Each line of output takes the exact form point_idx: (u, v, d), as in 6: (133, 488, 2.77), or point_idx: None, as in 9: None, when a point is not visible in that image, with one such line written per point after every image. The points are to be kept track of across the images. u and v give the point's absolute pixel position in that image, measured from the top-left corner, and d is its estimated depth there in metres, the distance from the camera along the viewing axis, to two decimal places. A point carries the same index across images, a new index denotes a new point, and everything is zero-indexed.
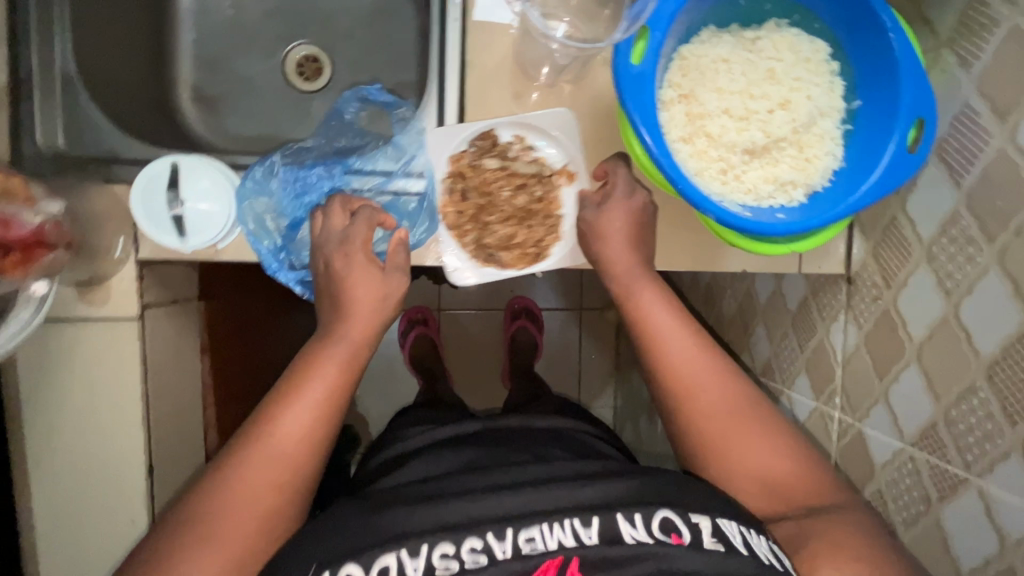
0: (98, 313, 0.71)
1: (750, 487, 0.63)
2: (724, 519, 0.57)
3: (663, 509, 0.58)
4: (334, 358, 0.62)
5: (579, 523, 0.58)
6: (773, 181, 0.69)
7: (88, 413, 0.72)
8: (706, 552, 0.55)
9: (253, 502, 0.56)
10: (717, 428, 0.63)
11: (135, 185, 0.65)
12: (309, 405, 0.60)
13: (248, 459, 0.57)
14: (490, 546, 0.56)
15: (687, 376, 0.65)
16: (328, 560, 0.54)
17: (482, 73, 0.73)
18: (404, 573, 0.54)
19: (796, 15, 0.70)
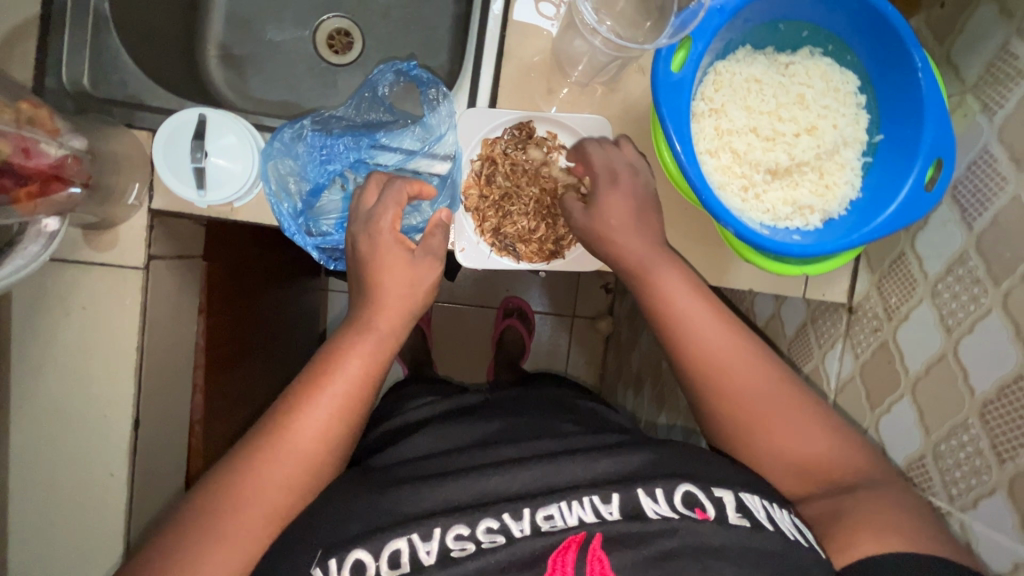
0: (102, 257, 0.69)
1: (777, 459, 0.63)
2: (747, 494, 0.59)
3: (686, 484, 0.59)
4: (359, 350, 0.61)
5: (598, 499, 0.59)
6: (792, 203, 0.71)
7: (81, 357, 0.71)
8: (731, 526, 0.56)
9: (266, 496, 0.55)
10: (760, 408, 0.63)
11: (159, 134, 0.64)
12: (328, 402, 0.58)
13: (263, 456, 0.56)
14: (507, 526, 0.57)
15: (713, 360, 0.64)
16: (334, 546, 0.55)
17: (519, 65, 0.74)
18: (417, 556, 0.55)
19: (829, 46, 0.72)
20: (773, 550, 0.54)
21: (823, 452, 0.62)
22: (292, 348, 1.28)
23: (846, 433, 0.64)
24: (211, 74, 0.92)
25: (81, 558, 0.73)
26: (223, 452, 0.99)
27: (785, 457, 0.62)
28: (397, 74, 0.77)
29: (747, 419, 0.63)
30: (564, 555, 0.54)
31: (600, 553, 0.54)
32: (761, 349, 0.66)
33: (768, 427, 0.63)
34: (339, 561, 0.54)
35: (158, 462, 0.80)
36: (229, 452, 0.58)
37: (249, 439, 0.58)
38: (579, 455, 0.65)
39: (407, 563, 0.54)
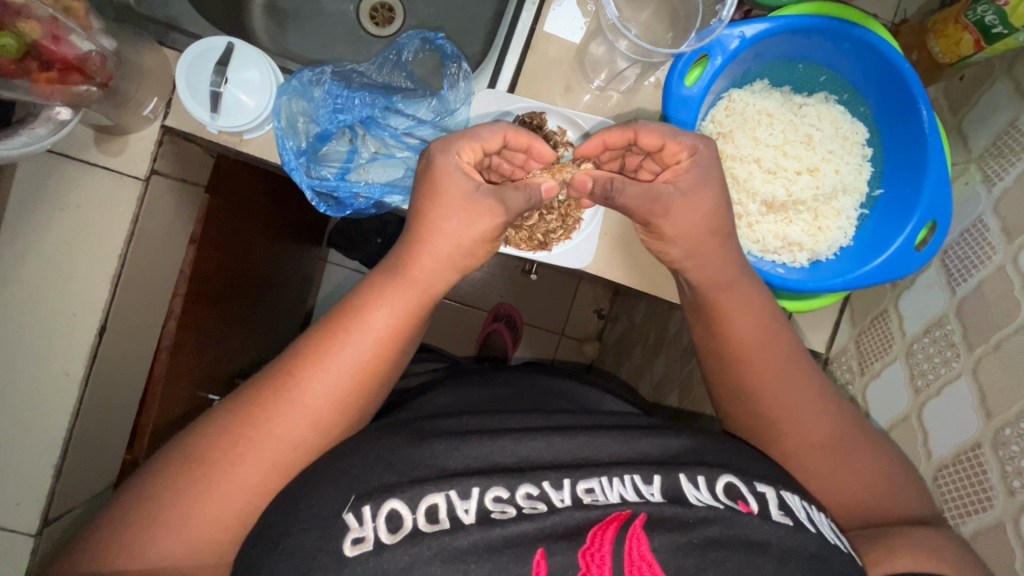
0: (105, 160, 0.71)
1: (844, 472, 0.59)
2: (788, 492, 0.56)
3: (727, 475, 0.56)
4: (399, 286, 0.58)
5: (640, 479, 0.55)
6: (782, 238, 0.71)
7: (61, 253, 0.72)
8: (774, 523, 0.53)
9: (295, 422, 0.54)
10: (802, 415, 0.60)
11: (185, 55, 0.66)
12: (371, 327, 0.56)
13: (291, 380, 0.55)
14: (548, 495, 0.54)
15: (760, 368, 0.61)
16: (368, 493, 0.51)
17: (542, 59, 0.77)
18: (456, 514, 0.51)
19: (845, 95, 0.73)
20: (812, 552, 0.51)
21: (853, 468, 0.59)
22: (280, 305, 1.29)
23: (879, 465, 0.60)
24: (255, 21, 0.96)
25: (16, 454, 0.73)
26: (194, 386, 1.01)
27: (819, 470, 0.60)
28: (424, 44, 0.80)
29: (779, 420, 0.60)
30: (605, 530, 0.52)
31: (639, 532, 0.52)
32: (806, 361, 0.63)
33: (807, 429, 0.60)
34: (374, 509, 0.50)
35: (116, 375, 0.80)
36: (258, 374, 0.56)
37: (255, 384, 0.56)
38: (614, 431, 0.61)
39: (445, 519, 0.51)
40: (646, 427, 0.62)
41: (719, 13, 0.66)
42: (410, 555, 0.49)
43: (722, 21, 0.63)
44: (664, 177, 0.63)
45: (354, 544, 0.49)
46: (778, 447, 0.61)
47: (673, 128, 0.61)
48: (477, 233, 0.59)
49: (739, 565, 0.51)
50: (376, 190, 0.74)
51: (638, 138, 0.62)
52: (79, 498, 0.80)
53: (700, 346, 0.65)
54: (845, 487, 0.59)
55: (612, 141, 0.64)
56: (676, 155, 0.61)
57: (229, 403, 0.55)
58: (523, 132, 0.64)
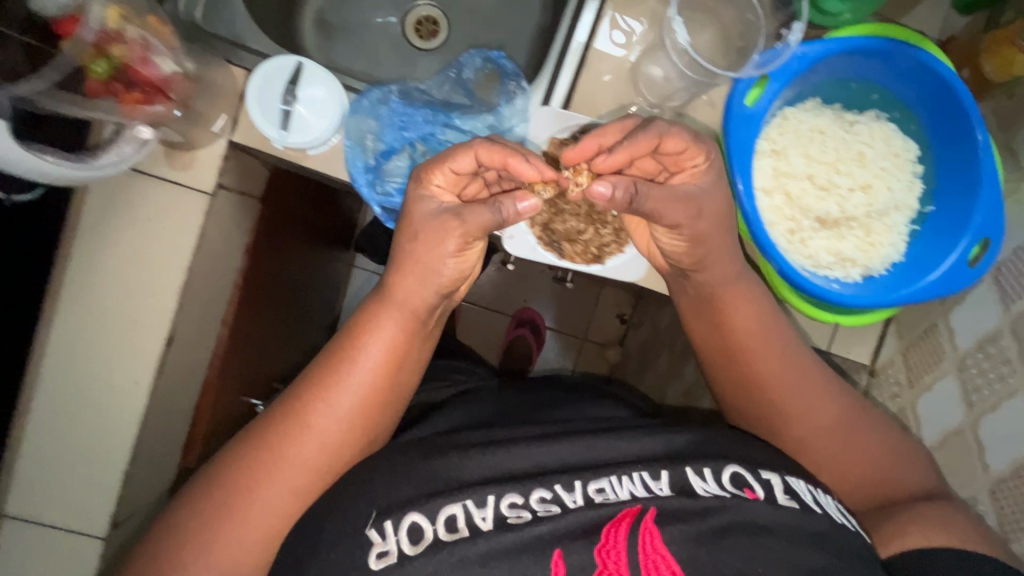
0: (174, 175, 0.73)
1: (846, 455, 0.63)
2: (792, 477, 0.59)
3: (732, 464, 0.58)
4: (394, 309, 0.61)
5: (647, 475, 0.57)
6: (835, 254, 0.72)
7: (132, 266, 0.73)
8: (780, 507, 0.55)
9: (309, 446, 0.57)
10: (799, 404, 0.64)
11: (257, 72, 0.68)
12: (377, 344, 0.60)
13: (303, 406, 0.58)
14: (561, 497, 0.55)
15: (758, 366, 0.66)
16: (390, 507, 0.53)
17: (597, 76, 0.78)
18: (475, 523, 0.53)
19: (895, 113, 0.74)
20: (819, 532, 0.54)
21: (861, 447, 0.64)
22: (316, 311, 1.31)
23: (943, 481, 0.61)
24: (304, 35, 0.98)
25: (88, 461, 0.75)
26: (241, 392, 1.03)
27: (829, 451, 0.64)
28: (483, 65, 0.84)
29: (781, 415, 0.65)
30: (618, 527, 0.53)
31: (650, 527, 0.53)
32: (807, 356, 0.66)
33: (808, 420, 0.64)
34: (395, 523, 0.52)
35: (179, 383, 0.83)
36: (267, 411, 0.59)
37: (267, 419, 0.58)
38: (618, 432, 0.62)
39: (465, 528, 0.53)
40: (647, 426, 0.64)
41: (784, 37, 0.68)
42: (435, 563, 0.51)
43: (789, 45, 0.65)
44: (677, 180, 0.64)
45: (380, 557, 0.51)
46: (784, 438, 0.65)
47: (698, 137, 0.60)
48: (453, 248, 0.59)
49: (747, 552, 0.52)
50: None
51: (660, 145, 0.59)
52: (141, 503, 0.82)
53: (701, 345, 0.70)
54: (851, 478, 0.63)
55: (637, 153, 0.59)
56: (693, 160, 0.62)
57: (244, 444, 0.57)
58: (496, 145, 0.59)
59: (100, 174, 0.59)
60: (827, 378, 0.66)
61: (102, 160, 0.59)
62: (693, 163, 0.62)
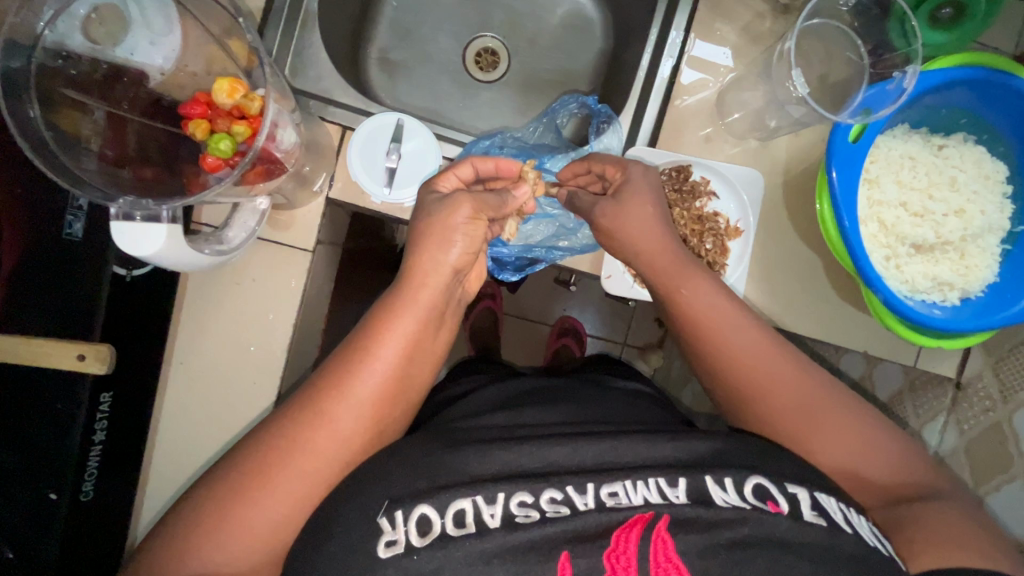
0: (277, 237, 0.74)
1: (864, 461, 0.58)
2: (822, 493, 0.54)
3: (755, 476, 0.54)
4: (413, 312, 0.59)
5: (664, 482, 0.54)
6: (932, 278, 0.74)
7: (240, 328, 0.74)
8: (806, 524, 0.51)
9: (321, 444, 0.55)
10: (808, 408, 0.60)
11: (361, 132, 0.70)
12: (396, 341, 0.58)
13: (316, 394, 0.57)
14: (572, 499, 0.53)
15: (757, 366, 0.62)
16: (400, 499, 0.52)
17: (682, 112, 0.79)
18: (482, 519, 0.52)
19: (984, 135, 0.75)
20: (850, 553, 0.50)
21: (875, 452, 0.58)
22: None
23: None
24: (370, 75, 0.98)
25: None
26: None
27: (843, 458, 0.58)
28: (577, 107, 0.84)
29: (778, 416, 0.61)
30: (629, 531, 0.51)
31: (663, 534, 0.50)
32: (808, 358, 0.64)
33: (813, 417, 0.59)
34: (405, 514, 0.51)
35: None
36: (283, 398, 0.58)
37: (285, 411, 0.57)
38: (640, 434, 0.59)
39: (472, 524, 0.51)
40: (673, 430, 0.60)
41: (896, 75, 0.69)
42: (440, 558, 0.49)
43: (903, 89, 0.66)
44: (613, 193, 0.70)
45: (388, 546, 0.50)
46: (789, 436, 0.60)
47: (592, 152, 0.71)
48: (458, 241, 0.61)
49: (767, 564, 0.49)
50: (544, 253, 0.78)
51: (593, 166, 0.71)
52: None
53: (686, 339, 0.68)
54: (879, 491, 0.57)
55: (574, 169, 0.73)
56: (615, 176, 0.70)
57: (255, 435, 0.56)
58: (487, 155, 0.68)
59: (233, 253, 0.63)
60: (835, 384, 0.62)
61: (235, 240, 0.63)
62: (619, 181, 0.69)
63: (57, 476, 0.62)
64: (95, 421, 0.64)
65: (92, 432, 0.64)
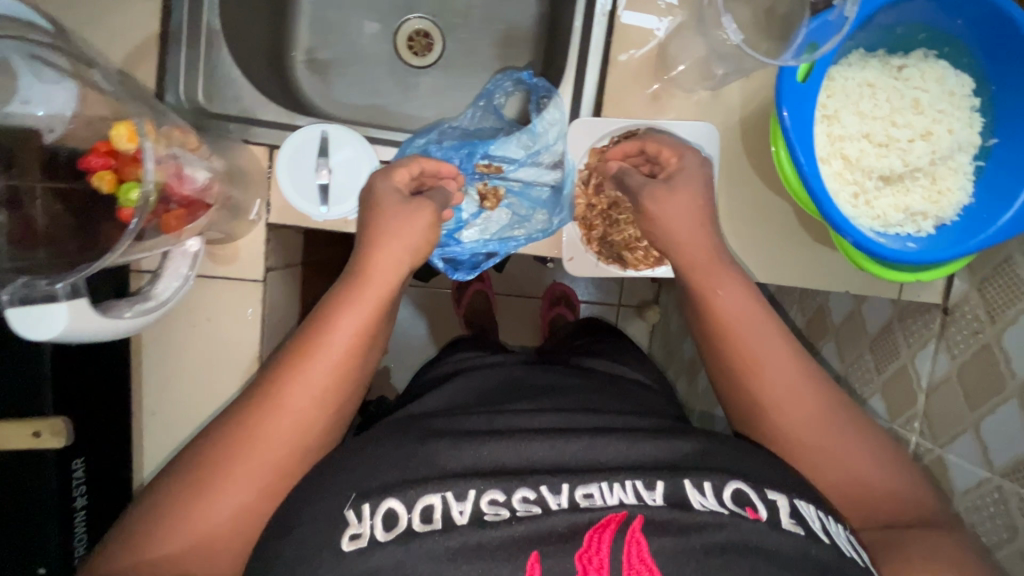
0: (224, 271, 0.71)
1: (845, 471, 0.58)
2: (801, 501, 0.53)
3: (736, 480, 0.53)
4: (359, 308, 0.59)
5: (641, 484, 0.53)
6: (904, 210, 0.70)
7: (202, 368, 0.72)
8: (785, 532, 0.50)
9: (277, 441, 0.55)
10: (802, 402, 0.60)
11: (284, 149, 0.66)
12: (346, 338, 0.58)
13: (278, 390, 0.56)
14: (544, 498, 0.52)
15: (751, 346, 0.62)
16: (368, 491, 0.51)
17: (624, 72, 0.75)
18: (450, 515, 0.51)
19: (945, 49, 0.71)
20: (824, 564, 0.48)
21: (855, 462, 0.58)
22: None
23: None
24: (299, 81, 0.93)
25: None
26: None
27: (827, 462, 0.58)
28: (513, 84, 0.80)
29: (774, 407, 0.60)
30: (602, 532, 0.49)
31: (638, 535, 0.49)
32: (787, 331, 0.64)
33: (793, 410, 0.60)
34: (372, 507, 0.50)
35: None
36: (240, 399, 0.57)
37: (238, 405, 0.56)
38: (621, 433, 0.59)
39: (439, 521, 0.50)
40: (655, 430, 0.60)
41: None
42: (399, 554, 0.48)
43: (846, 17, 0.61)
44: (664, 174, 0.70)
45: (351, 540, 0.49)
46: (763, 413, 0.61)
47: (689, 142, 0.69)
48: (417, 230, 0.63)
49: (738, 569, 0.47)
50: (498, 246, 0.75)
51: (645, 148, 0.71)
52: None
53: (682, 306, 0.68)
54: (863, 479, 0.58)
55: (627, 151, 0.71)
56: (670, 160, 0.69)
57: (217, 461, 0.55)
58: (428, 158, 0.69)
59: (173, 302, 0.60)
60: (826, 381, 0.62)
61: (166, 292, 0.60)
62: (673, 167, 0.69)
63: (42, 548, 0.63)
64: (72, 488, 0.64)
65: (71, 499, 0.64)
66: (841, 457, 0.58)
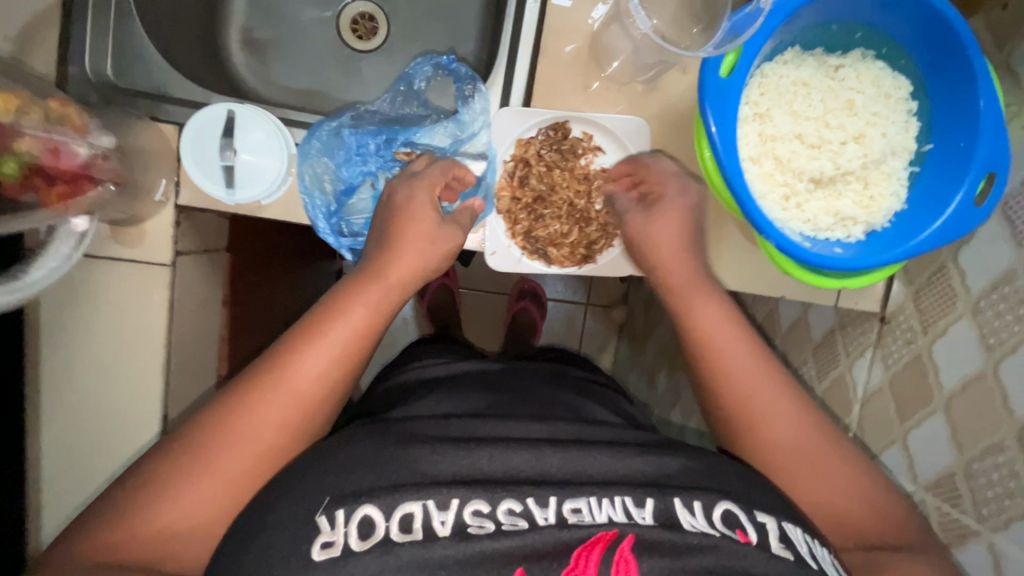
0: (129, 254, 0.68)
1: (836, 496, 0.55)
2: (790, 523, 0.51)
3: (725, 500, 0.51)
4: (360, 309, 0.57)
5: (631, 501, 0.51)
6: (834, 214, 0.68)
7: (106, 354, 0.70)
8: (774, 557, 0.48)
9: (253, 434, 0.51)
10: (793, 426, 0.57)
11: (187, 127, 0.63)
12: (330, 347, 0.54)
13: (258, 386, 0.52)
14: (531, 511, 0.50)
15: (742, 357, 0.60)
16: (343, 497, 0.48)
17: (556, 60, 0.71)
18: (432, 526, 0.48)
19: (883, 49, 0.69)
20: None
21: (844, 487, 0.55)
22: None
23: None
24: (234, 60, 0.90)
25: None
26: None
27: (816, 488, 0.55)
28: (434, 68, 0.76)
29: (769, 429, 0.57)
30: (591, 551, 0.47)
31: (627, 555, 0.47)
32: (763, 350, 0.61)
33: (779, 427, 0.57)
34: (348, 514, 0.47)
35: None
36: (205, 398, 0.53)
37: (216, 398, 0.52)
38: (608, 447, 0.57)
39: (420, 530, 0.48)
40: (642, 445, 0.58)
41: None
42: (378, 564, 0.45)
43: (761, 10, 0.59)
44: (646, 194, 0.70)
45: (323, 548, 0.45)
46: (742, 424, 0.58)
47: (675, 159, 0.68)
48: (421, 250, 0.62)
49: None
50: None
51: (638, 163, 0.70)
52: None
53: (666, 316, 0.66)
54: (846, 503, 0.55)
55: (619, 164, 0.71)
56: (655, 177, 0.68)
57: None
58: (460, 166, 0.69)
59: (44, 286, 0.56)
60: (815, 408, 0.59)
61: (39, 273, 0.56)
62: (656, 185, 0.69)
63: None
64: None
65: None
66: (828, 481, 0.55)
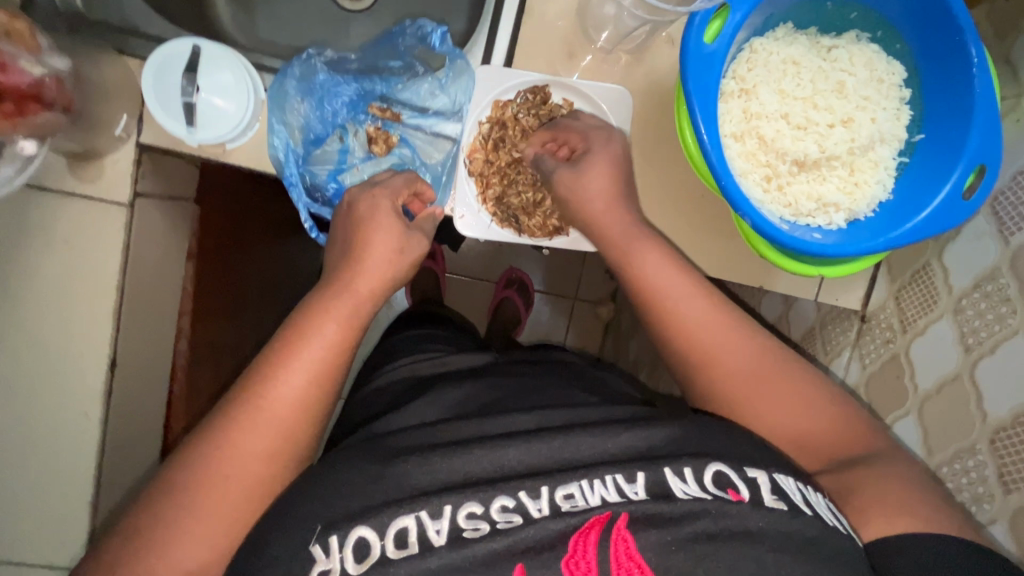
0: (84, 189, 0.66)
1: (804, 409, 0.55)
2: (781, 474, 0.49)
3: (715, 462, 0.49)
4: (335, 314, 0.54)
5: (622, 477, 0.49)
6: (816, 199, 0.66)
7: (56, 292, 0.68)
8: (767, 509, 0.47)
9: (245, 479, 0.48)
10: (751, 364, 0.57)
11: (148, 61, 0.60)
12: (306, 368, 0.51)
13: (236, 421, 0.49)
14: (524, 505, 0.47)
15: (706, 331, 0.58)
16: (334, 523, 0.46)
17: (541, 23, 0.69)
18: (428, 536, 0.46)
19: (878, 32, 0.66)
20: (811, 537, 0.45)
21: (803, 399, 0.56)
22: None
23: None
24: (217, 9, 0.88)
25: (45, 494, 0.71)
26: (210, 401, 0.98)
27: (783, 416, 0.55)
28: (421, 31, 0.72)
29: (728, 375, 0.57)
30: (586, 535, 0.45)
31: (623, 532, 0.45)
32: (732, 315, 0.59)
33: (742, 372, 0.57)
34: (341, 539, 0.45)
35: (135, 404, 0.79)
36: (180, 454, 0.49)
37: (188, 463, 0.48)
38: (592, 427, 0.53)
39: (415, 543, 0.45)
40: (625, 419, 0.55)
41: None
42: None
43: None
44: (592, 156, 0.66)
45: None
46: (704, 375, 0.58)
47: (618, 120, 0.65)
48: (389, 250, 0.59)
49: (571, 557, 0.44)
50: None
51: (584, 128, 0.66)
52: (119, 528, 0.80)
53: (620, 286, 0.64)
54: (814, 421, 0.55)
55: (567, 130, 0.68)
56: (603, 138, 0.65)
57: None
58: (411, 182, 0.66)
59: None
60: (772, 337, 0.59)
61: None
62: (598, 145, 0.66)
63: None
64: None
65: None
66: (789, 399, 0.55)
